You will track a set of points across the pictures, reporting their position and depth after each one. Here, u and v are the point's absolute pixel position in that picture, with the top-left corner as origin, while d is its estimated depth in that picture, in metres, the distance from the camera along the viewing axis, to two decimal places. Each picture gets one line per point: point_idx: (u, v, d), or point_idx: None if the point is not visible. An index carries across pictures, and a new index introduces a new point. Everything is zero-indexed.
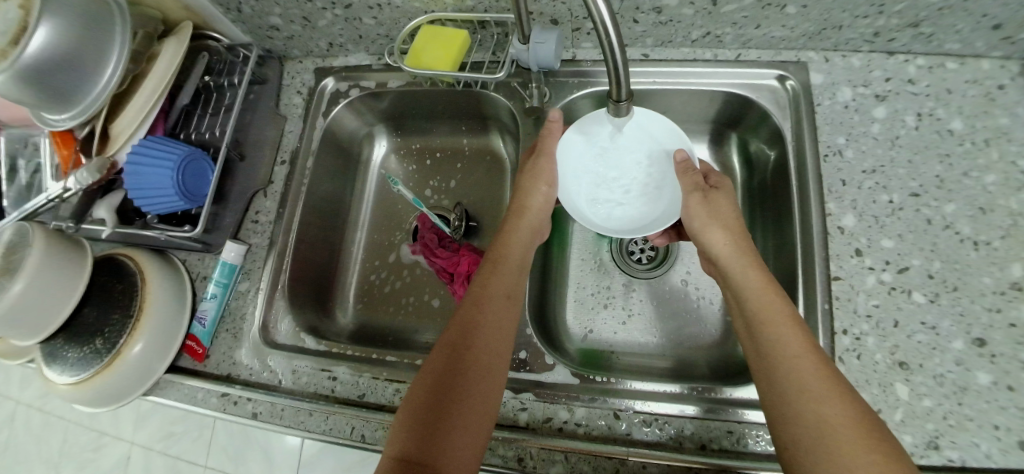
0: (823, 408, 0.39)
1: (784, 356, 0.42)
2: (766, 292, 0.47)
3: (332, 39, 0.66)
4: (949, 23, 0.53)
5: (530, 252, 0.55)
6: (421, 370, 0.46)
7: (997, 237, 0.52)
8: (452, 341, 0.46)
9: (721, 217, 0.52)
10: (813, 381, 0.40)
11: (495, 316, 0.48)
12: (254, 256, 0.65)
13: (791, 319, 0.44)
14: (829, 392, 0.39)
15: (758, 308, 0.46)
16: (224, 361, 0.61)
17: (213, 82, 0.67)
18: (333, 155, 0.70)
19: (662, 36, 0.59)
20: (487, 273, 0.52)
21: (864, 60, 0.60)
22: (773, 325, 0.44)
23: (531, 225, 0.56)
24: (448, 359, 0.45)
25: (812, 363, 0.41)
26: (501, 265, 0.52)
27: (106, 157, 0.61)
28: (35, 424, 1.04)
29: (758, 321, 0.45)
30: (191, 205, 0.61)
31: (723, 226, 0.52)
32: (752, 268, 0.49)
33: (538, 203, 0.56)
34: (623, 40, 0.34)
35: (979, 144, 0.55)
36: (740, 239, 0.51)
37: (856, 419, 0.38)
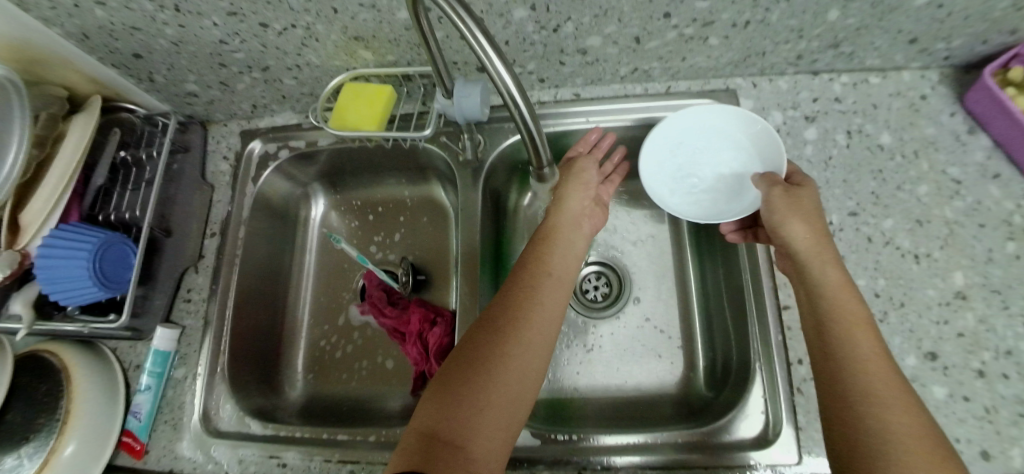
0: (887, 416, 0.36)
1: (863, 363, 0.39)
2: (843, 291, 0.43)
3: (255, 101, 0.64)
4: (867, 41, 0.54)
5: (576, 262, 0.51)
6: (434, 380, 0.42)
7: (936, 248, 0.52)
8: (471, 354, 0.42)
9: (799, 212, 0.47)
10: (877, 387, 0.37)
11: (535, 351, 0.43)
12: (190, 339, 0.61)
13: (864, 321, 0.41)
14: (897, 400, 0.37)
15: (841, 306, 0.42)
16: (164, 456, 0.56)
17: (131, 156, 0.63)
18: (268, 221, 0.67)
19: (590, 75, 0.58)
20: (526, 294, 0.46)
21: (791, 82, 0.60)
22: (845, 324, 0.41)
23: (572, 234, 0.52)
24: (470, 384, 0.40)
25: (893, 379, 0.38)
26: (540, 287, 0.47)
27: (15, 249, 0.57)
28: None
29: (830, 321, 0.42)
30: (110, 294, 0.56)
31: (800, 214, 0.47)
32: (832, 265, 0.44)
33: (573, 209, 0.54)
34: (520, 86, 0.35)
35: (909, 157, 0.56)
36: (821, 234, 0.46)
37: (919, 432, 0.35)
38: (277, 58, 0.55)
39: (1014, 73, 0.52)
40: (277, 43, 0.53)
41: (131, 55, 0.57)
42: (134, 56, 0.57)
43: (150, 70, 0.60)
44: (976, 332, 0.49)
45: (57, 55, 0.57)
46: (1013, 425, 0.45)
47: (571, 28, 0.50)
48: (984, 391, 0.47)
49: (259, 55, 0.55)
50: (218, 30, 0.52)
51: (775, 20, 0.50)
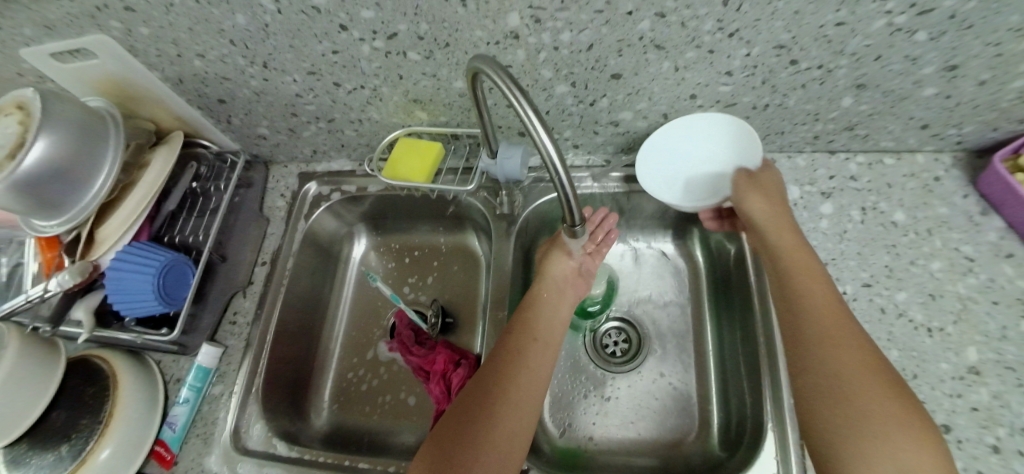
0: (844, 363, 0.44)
1: (824, 336, 0.45)
2: (798, 258, 0.51)
3: (316, 147, 0.71)
4: (881, 125, 0.59)
5: (559, 323, 0.55)
6: (432, 437, 0.46)
7: (949, 322, 0.54)
8: (462, 412, 0.47)
9: (767, 202, 0.55)
10: (837, 340, 0.45)
11: (516, 411, 0.47)
12: (230, 358, 0.65)
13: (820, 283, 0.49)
14: (850, 346, 0.44)
15: (795, 274, 0.50)
16: (193, 468, 0.59)
17: (201, 188, 0.70)
18: (314, 255, 0.72)
19: (622, 144, 0.63)
20: (506, 364, 0.49)
21: (809, 159, 0.65)
22: (803, 292, 0.49)
23: (555, 294, 0.56)
24: (453, 451, 0.44)
25: (844, 331, 0.45)
26: (521, 360, 0.50)
27: (88, 261, 0.62)
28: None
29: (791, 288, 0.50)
30: (168, 309, 0.61)
31: (764, 195, 0.55)
32: (790, 237, 0.53)
33: (557, 276, 0.57)
34: (558, 148, 0.38)
35: (923, 234, 0.59)
36: (783, 211, 0.54)
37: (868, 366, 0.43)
38: (343, 112, 0.63)
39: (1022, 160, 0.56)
40: (345, 99, 0.60)
41: (216, 100, 0.65)
42: (219, 102, 0.65)
43: (229, 114, 0.68)
44: (990, 407, 0.49)
45: (153, 95, 0.65)
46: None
47: (606, 102, 0.56)
48: (999, 467, 0.47)
49: (328, 108, 0.62)
50: (296, 85, 0.59)
51: (792, 103, 0.56)
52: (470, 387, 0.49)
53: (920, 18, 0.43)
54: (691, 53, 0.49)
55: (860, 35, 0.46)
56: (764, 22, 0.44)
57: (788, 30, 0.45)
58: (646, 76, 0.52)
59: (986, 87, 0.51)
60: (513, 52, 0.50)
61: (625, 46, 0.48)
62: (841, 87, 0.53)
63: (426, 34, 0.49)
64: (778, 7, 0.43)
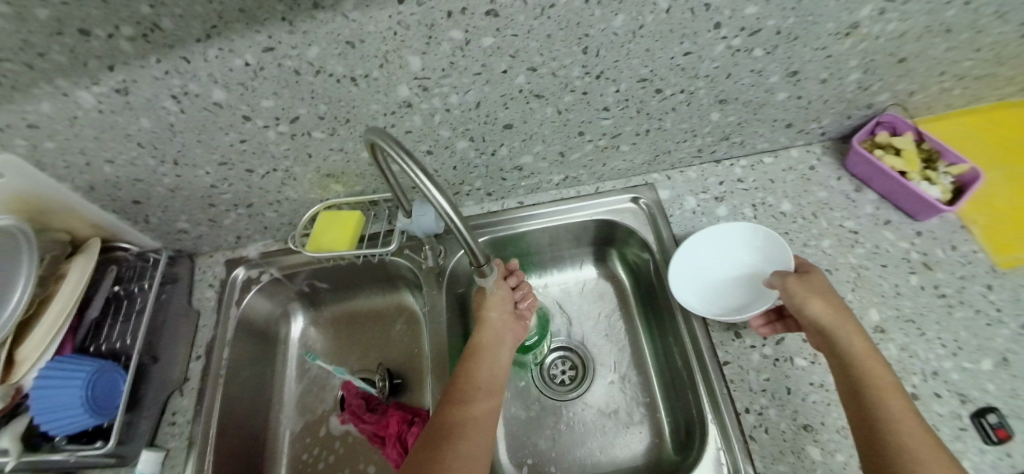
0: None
1: (907, 447, 0.40)
2: (870, 360, 0.46)
3: (238, 233, 0.71)
4: (752, 131, 0.67)
5: (499, 370, 0.57)
6: None
7: (848, 290, 0.61)
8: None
9: (825, 301, 0.51)
10: (919, 450, 0.40)
11: (465, 455, 0.46)
12: (174, 461, 0.62)
13: (894, 387, 0.44)
14: (935, 459, 0.40)
15: (872, 379, 0.45)
16: None
17: (123, 290, 0.70)
18: (251, 340, 0.71)
19: (530, 186, 0.68)
20: (452, 421, 0.49)
21: (699, 171, 0.71)
22: (874, 389, 0.44)
23: (493, 345, 0.58)
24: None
25: (931, 445, 0.41)
26: (466, 414, 0.50)
27: (10, 383, 0.59)
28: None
29: (863, 384, 0.45)
30: (100, 420, 0.60)
31: (822, 298, 0.51)
32: (856, 335, 0.48)
33: (494, 323, 0.59)
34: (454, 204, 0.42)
35: (810, 218, 0.67)
36: (842, 311, 0.50)
37: None
38: (260, 196, 0.64)
39: (879, 138, 0.66)
40: (260, 184, 0.62)
41: (130, 201, 0.65)
42: (133, 203, 0.65)
43: (145, 213, 0.67)
44: (901, 359, 0.55)
45: (64, 207, 0.64)
46: (956, 440, 0.50)
47: (505, 150, 0.61)
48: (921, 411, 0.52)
49: (245, 194, 0.64)
50: (210, 177, 0.61)
51: (669, 125, 0.63)
52: (419, 445, 0.48)
53: (753, 38, 0.51)
54: (568, 97, 0.55)
55: (708, 59, 0.53)
56: (623, 62, 0.51)
57: (645, 66, 0.52)
58: (535, 122, 0.57)
59: (829, 83, 0.59)
60: (410, 119, 0.54)
61: (509, 99, 0.54)
62: (706, 104, 0.60)
63: (326, 114, 0.52)
64: (631, 47, 0.50)
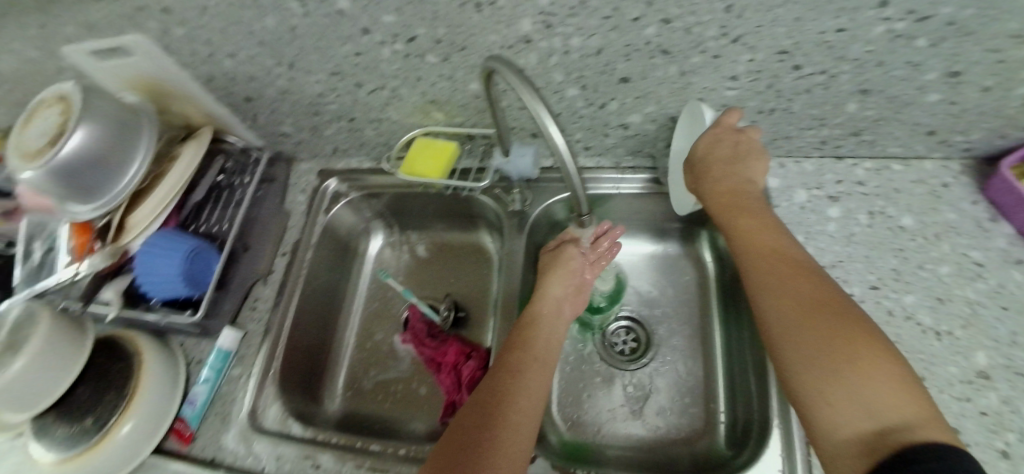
0: (788, 321, 0.44)
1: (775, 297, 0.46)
2: (746, 229, 0.52)
3: (336, 145, 0.73)
4: (887, 131, 0.60)
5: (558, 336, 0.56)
6: (438, 448, 0.46)
7: (958, 327, 0.55)
8: (474, 422, 0.47)
9: (714, 172, 0.55)
10: (780, 299, 0.46)
11: (518, 419, 0.47)
12: (248, 342, 0.69)
13: (765, 247, 0.50)
14: (794, 305, 0.45)
15: (745, 247, 0.51)
16: (208, 446, 0.63)
17: (226, 181, 0.74)
18: (331, 248, 0.75)
19: (631, 146, 0.65)
20: (507, 378, 0.50)
21: (816, 165, 0.66)
22: (753, 255, 0.50)
23: (553, 311, 0.57)
24: (459, 458, 0.43)
25: (800, 290, 0.45)
26: (522, 374, 0.50)
27: (118, 245, 0.67)
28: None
29: (743, 253, 0.51)
30: (192, 292, 0.66)
31: (711, 173, 0.55)
32: (738, 210, 0.54)
33: (555, 294, 0.58)
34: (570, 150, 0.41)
35: (932, 239, 0.60)
36: (736, 185, 0.55)
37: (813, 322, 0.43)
38: (363, 112, 0.65)
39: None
40: (366, 100, 0.63)
41: (242, 98, 0.68)
42: (247, 99, 0.68)
43: (255, 111, 0.70)
44: (1000, 412, 0.49)
45: (181, 91, 0.68)
46: None
47: (615, 105, 0.58)
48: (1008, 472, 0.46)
49: (349, 107, 0.65)
50: (320, 85, 0.62)
51: (797, 108, 0.57)
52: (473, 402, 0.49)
53: (919, 25, 0.44)
54: (696, 58, 0.51)
55: (861, 41, 0.47)
56: (766, 29, 0.46)
57: (790, 36, 0.47)
58: (653, 80, 0.54)
59: (991, 93, 0.51)
60: (526, 56, 0.53)
61: (633, 51, 0.50)
62: (845, 91, 0.54)
63: (443, 38, 0.52)
64: (779, 13, 0.44)
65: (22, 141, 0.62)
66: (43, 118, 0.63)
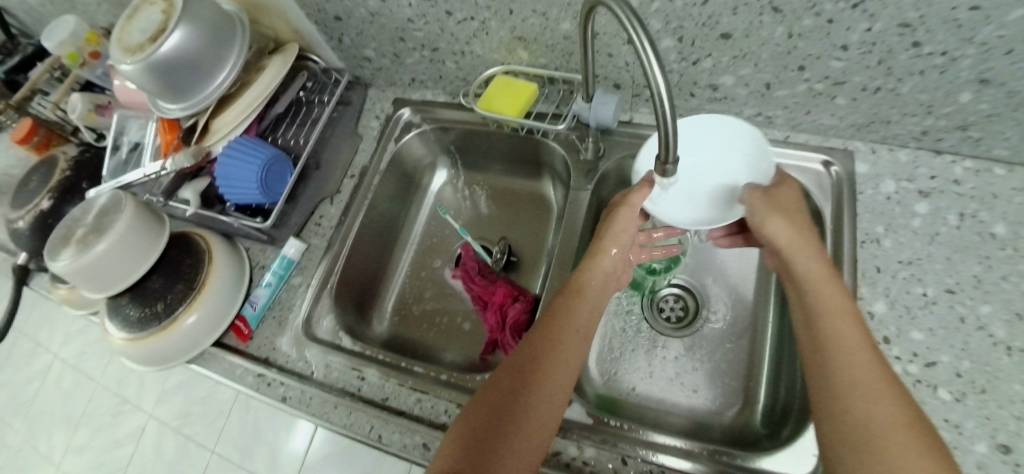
0: (869, 406, 0.38)
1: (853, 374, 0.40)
2: (825, 284, 0.46)
3: (414, 75, 0.74)
4: (998, 129, 0.53)
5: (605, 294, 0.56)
6: (470, 407, 0.46)
7: None
8: (518, 364, 0.48)
9: (782, 206, 0.51)
10: (856, 377, 0.40)
11: (544, 410, 0.46)
12: (310, 256, 0.72)
13: (847, 314, 0.44)
14: (880, 389, 0.38)
15: (820, 303, 0.45)
16: (264, 345, 0.69)
17: (306, 98, 0.76)
18: (397, 177, 0.77)
19: (715, 111, 0.63)
20: (550, 336, 0.50)
21: (912, 155, 0.60)
22: (830, 315, 0.44)
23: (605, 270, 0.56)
24: (469, 458, 0.41)
25: (884, 384, 0.39)
26: (564, 330, 0.51)
27: (203, 147, 0.69)
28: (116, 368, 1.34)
29: (815, 311, 0.45)
30: (266, 199, 0.68)
31: (780, 213, 0.50)
32: (816, 260, 0.47)
33: (606, 267, 0.56)
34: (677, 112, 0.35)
35: (1023, 252, 0.54)
36: (800, 229, 0.49)
37: (897, 419, 0.37)
38: (448, 42, 0.64)
39: None
40: (452, 30, 0.62)
41: (333, 17, 0.67)
42: (334, 19, 0.67)
43: (342, 32, 0.70)
44: None
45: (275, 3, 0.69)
46: None
47: (710, 63, 0.56)
48: None
49: (434, 37, 0.64)
50: (410, 10, 0.60)
51: (906, 90, 0.52)
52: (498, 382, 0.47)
53: None
54: (809, 20, 0.47)
55: (996, 23, 0.41)
56: None
57: (917, 7, 0.42)
58: (757, 39, 0.51)
59: None
60: None
61: (743, 5, 0.47)
62: (961, 79, 0.48)
63: None
64: None
65: (124, 35, 0.64)
66: (147, 15, 0.65)
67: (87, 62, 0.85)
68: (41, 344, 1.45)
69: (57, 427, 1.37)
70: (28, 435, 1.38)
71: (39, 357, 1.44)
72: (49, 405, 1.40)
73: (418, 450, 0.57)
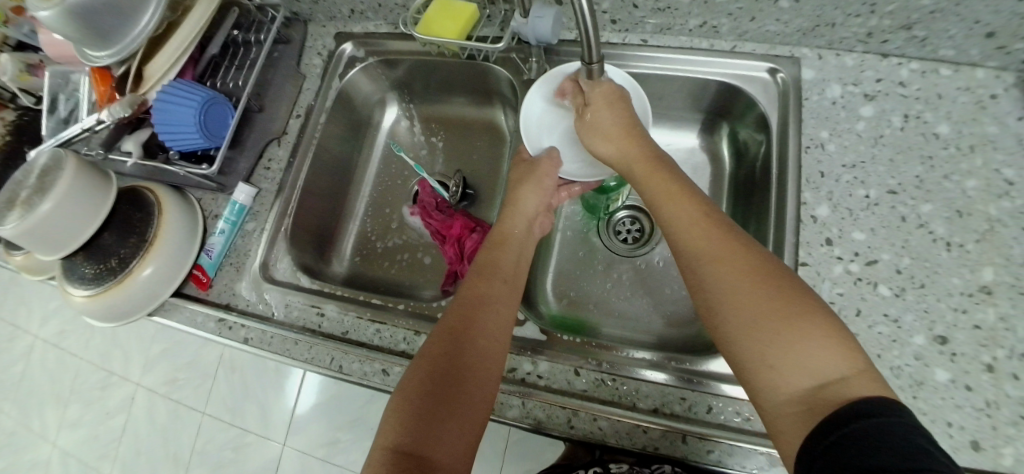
0: (719, 274, 0.41)
1: (703, 252, 0.43)
2: (659, 179, 0.50)
3: (353, 6, 0.71)
4: (942, 27, 0.51)
5: (531, 232, 0.60)
6: (415, 364, 0.47)
7: (971, 239, 0.51)
8: (451, 325, 0.49)
9: (596, 130, 0.55)
10: (702, 253, 0.43)
11: (486, 357, 0.48)
12: (262, 200, 0.71)
13: (684, 198, 0.47)
14: (722, 255, 0.42)
15: (661, 197, 0.49)
16: (223, 291, 0.68)
17: (241, 38, 0.72)
18: (347, 116, 0.77)
19: (661, 22, 0.61)
20: (474, 286, 0.53)
21: (857, 60, 0.58)
22: (671, 206, 0.47)
23: (526, 215, 0.60)
24: (423, 405, 0.44)
25: (722, 245, 0.42)
26: (489, 276, 0.54)
27: (138, 95, 0.65)
28: (97, 342, 1.34)
29: (659, 206, 0.49)
30: (211, 144, 0.65)
31: (598, 136, 0.55)
32: (648, 160, 0.51)
33: (528, 209, 0.60)
34: (593, 12, 0.36)
35: (964, 150, 0.53)
36: (626, 144, 0.53)
37: (743, 274, 0.40)
38: None
39: None
40: None
41: None
42: None
43: None
44: (994, 328, 0.48)
45: None
46: (986, 404, 0.46)
47: None
48: (989, 385, 0.47)
49: None
50: None
51: None
52: (431, 350, 0.48)
53: None
54: None
55: None
56: None
57: None
58: None
59: None
60: None
61: None
62: None
63: None
64: None
65: None
66: None
67: (12, 18, 0.78)
68: (19, 325, 1.43)
69: (45, 405, 1.37)
70: (19, 416, 1.38)
71: (19, 338, 1.43)
72: (33, 383, 1.39)
73: (378, 376, 0.57)
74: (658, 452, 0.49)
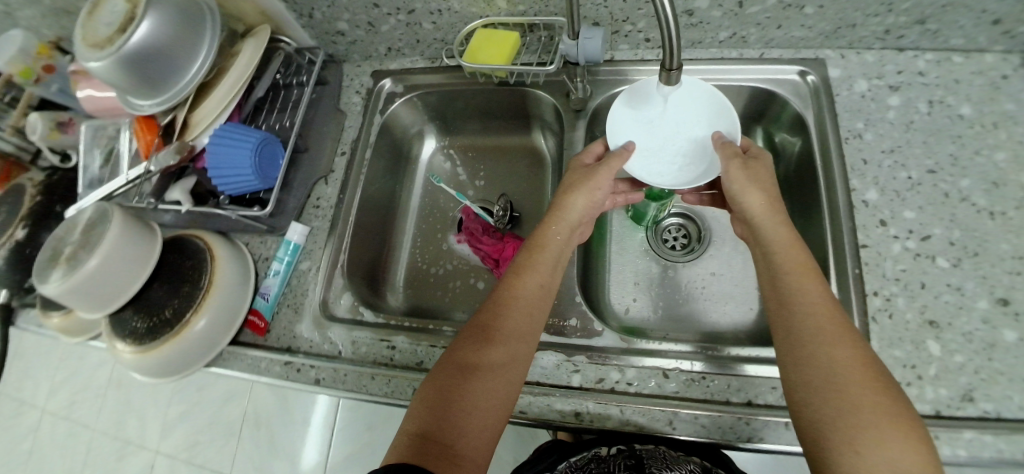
0: (835, 350, 0.42)
1: (819, 326, 0.44)
2: (790, 244, 0.50)
3: (390, 44, 0.75)
4: (952, 19, 0.56)
5: (572, 235, 0.59)
6: (441, 359, 0.49)
7: (1012, 207, 0.55)
8: (482, 323, 0.50)
9: (757, 179, 0.53)
10: (822, 324, 0.44)
11: (509, 360, 0.48)
12: (314, 238, 0.71)
13: (809, 269, 0.48)
14: (842, 336, 0.43)
15: (782, 259, 0.49)
16: (283, 334, 0.67)
17: (283, 81, 0.75)
18: (388, 150, 0.79)
19: (693, 37, 0.66)
20: (509, 293, 0.52)
21: (877, 55, 0.64)
22: (795, 274, 0.48)
23: (570, 224, 0.58)
24: (445, 402, 0.45)
25: (839, 325, 0.44)
26: (520, 276, 0.54)
27: (186, 141, 0.65)
28: (111, 410, 1.26)
29: (780, 271, 0.49)
30: (262, 184, 0.65)
31: (761, 188, 0.53)
32: (782, 225, 0.51)
33: (572, 218, 0.58)
34: (678, 19, 0.37)
35: (989, 127, 0.58)
36: (773, 202, 0.53)
37: (860, 364, 0.41)
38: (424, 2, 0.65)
39: None
40: None
41: None
42: None
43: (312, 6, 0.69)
44: None
45: None
46: None
47: None
48: None
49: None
50: None
51: None
52: (460, 345, 0.49)
53: None
54: None
55: None
56: None
57: None
58: None
59: None
60: None
61: None
62: None
63: None
64: None
65: (88, 30, 0.60)
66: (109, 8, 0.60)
67: (41, 78, 0.79)
68: (21, 402, 1.35)
69: None
70: None
71: (21, 416, 1.34)
72: (37, 465, 1.29)
73: None
74: (763, 441, 0.50)
